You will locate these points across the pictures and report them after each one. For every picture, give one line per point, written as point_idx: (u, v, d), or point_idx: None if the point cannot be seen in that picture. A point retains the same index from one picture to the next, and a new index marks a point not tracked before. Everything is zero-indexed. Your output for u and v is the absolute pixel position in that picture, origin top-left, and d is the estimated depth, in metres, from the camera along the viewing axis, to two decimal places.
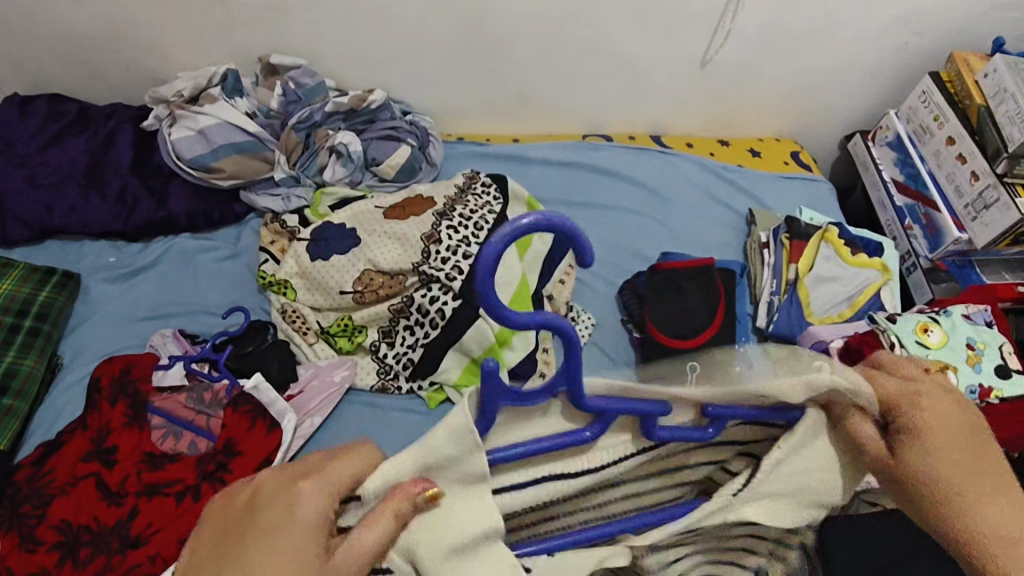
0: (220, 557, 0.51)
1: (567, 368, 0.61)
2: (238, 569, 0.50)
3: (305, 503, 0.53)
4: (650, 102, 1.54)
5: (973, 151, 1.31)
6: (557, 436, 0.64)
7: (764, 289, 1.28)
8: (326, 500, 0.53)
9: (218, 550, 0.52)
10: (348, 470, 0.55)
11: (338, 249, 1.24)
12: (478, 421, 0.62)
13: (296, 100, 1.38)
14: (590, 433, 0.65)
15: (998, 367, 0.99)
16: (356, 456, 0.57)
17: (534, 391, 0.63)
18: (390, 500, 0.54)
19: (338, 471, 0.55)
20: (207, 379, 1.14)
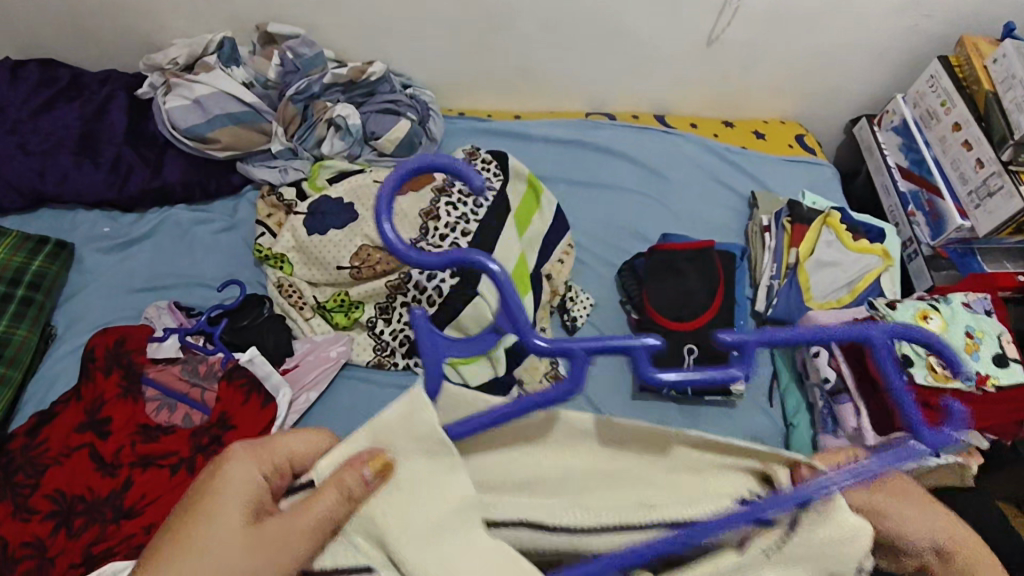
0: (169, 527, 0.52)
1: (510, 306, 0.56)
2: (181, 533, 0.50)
3: (229, 473, 0.53)
4: (655, 81, 1.52)
5: (978, 137, 1.30)
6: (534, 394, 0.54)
7: (764, 272, 1.29)
8: (254, 471, 0.54)
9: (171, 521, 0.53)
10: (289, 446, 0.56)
11: (335, 224, 1.22)
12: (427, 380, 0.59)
13: (294, 70, 1.35)
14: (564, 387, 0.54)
15: (995, 356, 0.99)
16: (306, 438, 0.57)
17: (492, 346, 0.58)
18: (336, 473, 0.50)
19: (284, 446, 0.55)
20: (201, 352, 1.13)
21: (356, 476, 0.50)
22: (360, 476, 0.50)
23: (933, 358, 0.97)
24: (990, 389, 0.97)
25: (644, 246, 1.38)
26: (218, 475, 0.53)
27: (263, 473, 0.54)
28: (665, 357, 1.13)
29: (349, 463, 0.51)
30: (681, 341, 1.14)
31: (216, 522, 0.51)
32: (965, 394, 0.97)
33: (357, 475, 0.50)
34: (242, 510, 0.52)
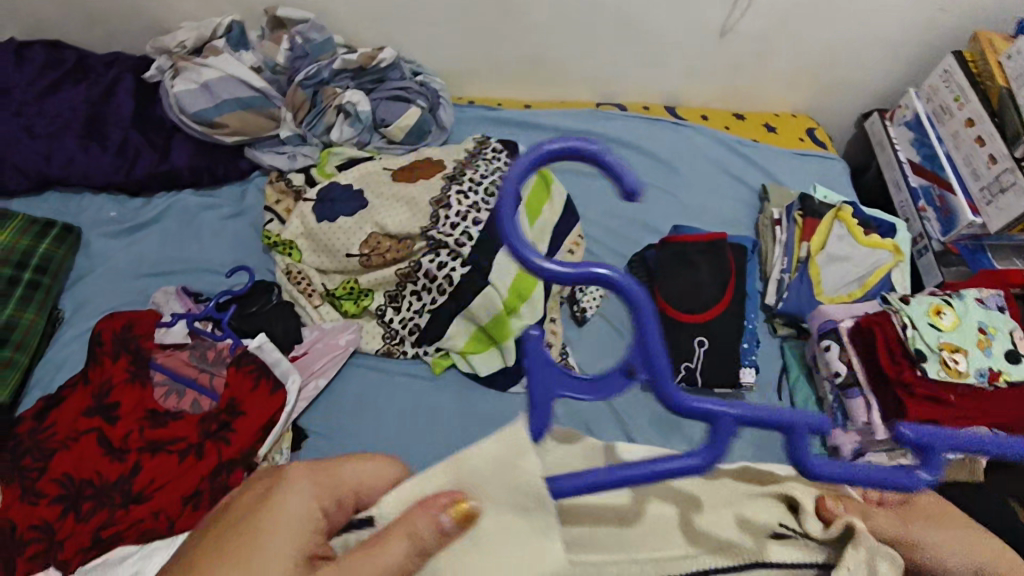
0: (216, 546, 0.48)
1: (644, 343, 0.52)
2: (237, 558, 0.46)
3: (287, 500, 0.49)
4: (666, 72, 1.51)
5: (991, 133, 1.29)
6: (659, 463, 0.51)
7: (775, 266, 1.28)
8: (314, 503, 0.50)
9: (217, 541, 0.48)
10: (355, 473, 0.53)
11: (344, 211, 1.21)
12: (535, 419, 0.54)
13: (304, 55, 1.33)
14: (696, 461, 0.51)
15: (1008, 352, 0.99)
16: (375, 463, 0.54)
17: None
18: (405, 523, 0.46)
19: (348, 475, 0.53)
20: (210, 338, 1.14)
21: (433, 520, 0.46)
22: (437, 521, 0.46)
23: (946, 353, 0.97)
24: (1001, 384, 0.97)
25: (655, 238, 1.37)
26: (276, 497, 0.50)
27: (323, 506, 0.50)
28: (676, 349, 1.14)
29: (425, 503, 0.47)
30: (692, 333, 1.15)
31: (269, 553, 0.47)
32: (976, 390, 0.97)
33: (433, 522, 0.46)
34: (297, 544, 0.47)
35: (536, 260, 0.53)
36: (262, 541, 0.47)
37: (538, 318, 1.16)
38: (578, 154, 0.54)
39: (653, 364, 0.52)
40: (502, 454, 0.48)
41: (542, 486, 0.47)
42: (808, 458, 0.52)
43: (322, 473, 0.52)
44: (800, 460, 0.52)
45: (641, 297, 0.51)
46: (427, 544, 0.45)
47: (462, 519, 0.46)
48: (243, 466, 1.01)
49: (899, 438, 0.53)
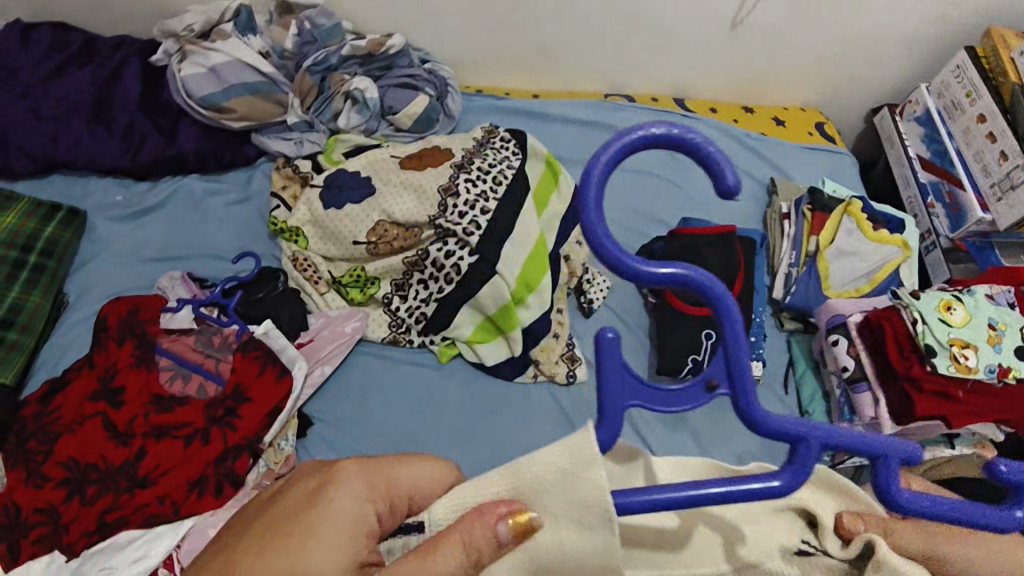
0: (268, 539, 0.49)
1: (728, 360, 0.56)
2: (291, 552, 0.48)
3: (340, 497, 0.50)
4: (676, 64, 1.50)
5: (1003, 130, 1.28)
6: (745, 481, 0.54)
7: (782, 260, 1.28)
8: (366, 503, 0.51)
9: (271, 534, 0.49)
10: (408, 476, 0.53)
11: (352, 198, 1.20)
12: (602, 429, 0.57)
13: (312, 41, 1.32)
14: (780, 483, 0.55)
15: (1017, 348, 0.99)
16: (426, 464, 0.55)
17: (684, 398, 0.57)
18: (461, 527, 0.47)
19: (400, 479, 0.53)
20: (216, 323, 1.13)
21: (490, 529, 0.47)
22: (494, 530, 0.47)
23: (956, 349, 0.96)
24: (1010, 381, 0.97)
25: (663, 230, 1.37)
26: (331, 494, 0.51)
27: (377, 509, 0.51)
28: (684, 340, 1.14)
29: (483, 510, 0.48)
30: (699, 326, 1.15)
31: (320, 556, 0.48)
32: (986, 386, 0.97)
33: (490, 532, 0.47)
34: (348, 547, 0.48)
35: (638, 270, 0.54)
36: (313, 539, 0.48)
37: (546, 308, 1.17)
38: (667, 141, 0.55)
39: (737, 380, 0.56)
40: (564, 464, 0.48)
41: (608, 500, 0.47)
42: (887, 482, 0.57)
43: (374, 473, 0.52)
44: (889, 489, 0.57)
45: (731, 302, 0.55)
46: (482, 553, 0.47)
47: (518, 530, 0.47)
48: (248, 452, 1.01)
49: (993, 474, 0.58)
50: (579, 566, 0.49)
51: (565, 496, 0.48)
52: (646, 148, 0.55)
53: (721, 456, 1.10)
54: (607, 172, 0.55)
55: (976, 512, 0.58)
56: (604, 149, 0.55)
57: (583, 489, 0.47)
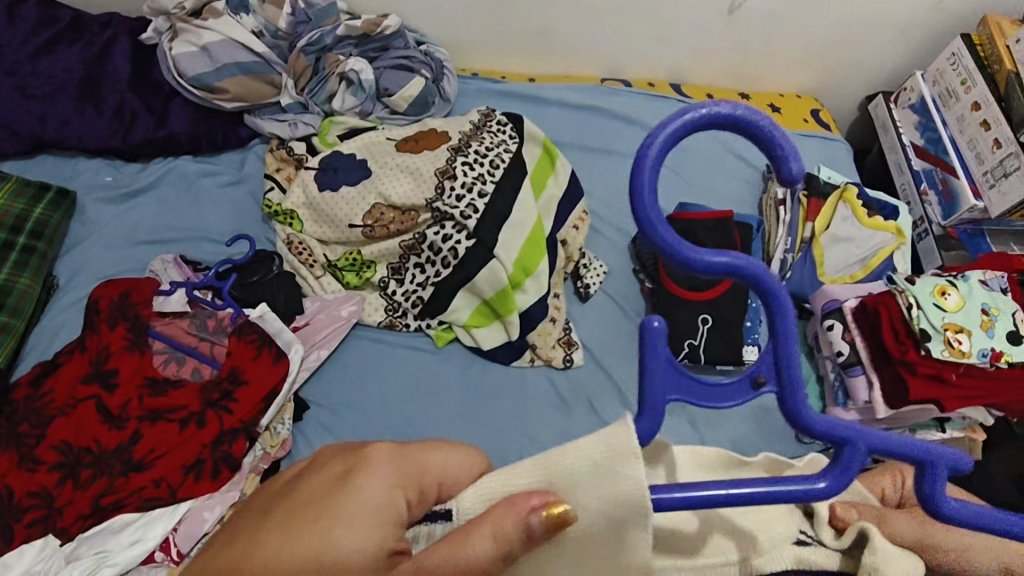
0: (300, 512, 0.48)
1: (775, 355, 0.58)
2: (321, 529, 0.47)
3: (371, 483, 0.50)
4: (673, 49, 1.49)
5: (997, 118, 1.29)
6: (792, 483, 0.55)
7: (778, 246, 1.25)
8: (397, 490, 0.50)
9: (301, 507, 0.49)
10: (437, 466, 0.52)
11: (348, 181, 1.20)
12: (642, 419, 0.59)
13: (307, 20, 1.30)
14: (824, 485, 0.55)
15: (1010, 333, 0.99)
16: (450, 454, 0.54)
17: (720, 391, 0.61)
18: (492, 515, 0.46)
19: (428, 466, 0.52)
20: (210, 306, 1.11)
21: (523, 520, 0.46)
22: (527, 521, 0.46)
23: (951, 334, 0.97)
24: (1003, 365, 0.97)
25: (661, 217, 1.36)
26: (362, 478, 0.50)
27: (407, 496, 0.50)
28: (681, 325, 1.14)
29: (516, 501, 0.47)
30: (697, 309, 1.15)
31: (350, 538, 0.47)
32: (978, 371, 0.97)
33: (522, 521, 0.46)
34: (376, 533, 0.48)
35: (690, 252, 0.55)
36: (342, 522, 0.48)
37: (544, 292, 1.16)
38: (727, 122, 0.55)
39: (786, 380, 0.57)
40: (598, 457, 0.48)
41: (644, 496, 0.47)
42: (932, 492, 0.57)
43: (406, 461, 0.52)
44: (933, 495, 0.57)
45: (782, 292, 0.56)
46: (514, 544, 0.46)
47: (553, 523, 0.46)
48: (244, 435, 1.00)
49: None
50: (587, 546, 0.49)
51: (570, 475, 0.48)
52: (706, 128, 0.55)
53: (717, 442, 1.11)
54: (668, 147, 0.55)
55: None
56: (661, 126, 0.54)
57: (613, 482, 0.47)
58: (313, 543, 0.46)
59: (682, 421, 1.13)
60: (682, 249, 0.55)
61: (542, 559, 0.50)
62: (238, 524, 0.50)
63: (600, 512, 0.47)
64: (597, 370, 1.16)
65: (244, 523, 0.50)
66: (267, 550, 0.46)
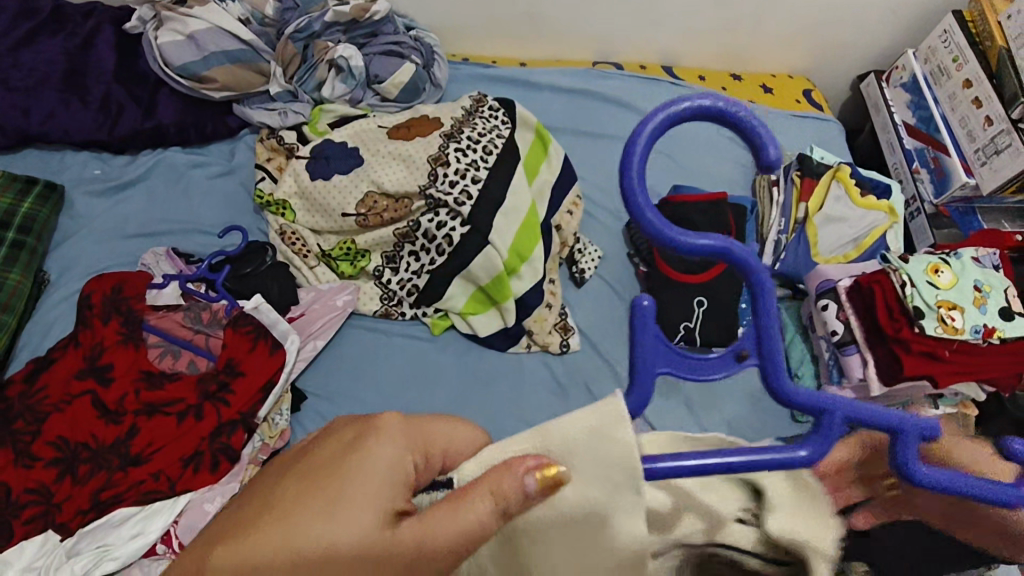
0: (308, 478, 0.48)
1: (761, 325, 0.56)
2: (329, 496, 0.47)
3: (380, 448, 0.49)
4: (665, 31, 1.48)
5: (989, 95, 1.29)
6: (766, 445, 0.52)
7: (772, 228, 1.28)
8: (406, 455, 0.50)
9: (310, 473, 0.48)
10: (441, 434, 0.52)
11: (340, 169, 1.18)
12: (633, 395, 0.58)
13: (293, 7, 1.30)
14: (805, 452, 0.52)
15: (1002, 309, 1.00)
16: (455, 423, 0.54)
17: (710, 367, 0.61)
18: (488, 480, 0.46)
19: (434, 433, 0.52)
20: (204, 299, 1.11)
21: (519, 482, 0.46)
22: (523, 483, 0.46)
23: (943, 311, 0.98)
24: (995, 341, 0.98)
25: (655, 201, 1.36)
26: (370, 444, 0.49)
27: (414, 460, 0.50)
28: (675, 308, 1.15)
29: (512, 464, 0.47)
30: (692, 292, 1.15)
31: (357, 504, 0.47)
32: (972, 347, 0.98)
33: (518, 485, 0.46)
34: (383, 497, 0.48)
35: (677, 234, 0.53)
36: (349, 489, 0.47)
37: (539, 278, 1.16)
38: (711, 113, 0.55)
39: (768, 351, 0.55)
40: (593, 424, 0.47)
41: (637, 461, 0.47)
42: (910, 461, 0.53)
43: (414, 429, 0.51)
44: (908, 465, 0.53)
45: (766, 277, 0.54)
46: (511, 505, 0.46)
47: (548, 485, 0.46)
48: (243, 427, 1.00)
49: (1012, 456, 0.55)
50: (584, 510, 0.48)
51: (568, 442, 0.48)
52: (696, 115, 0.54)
53: (713, 423, 1.12)
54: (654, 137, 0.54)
55: (1011, 496, 0.53)
56: (652, 114, 0.54)
57: (608, 449, 0.47)
58: (322, 510, 0.46)
59: (679, 404, 1.13)
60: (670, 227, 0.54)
61: (538, 523, 0.49)
62: (249, 487, 0.50)
63: (598, 478, 0.47)
64: (594, 355, 1.17)
65: (254, 487, 0.49)
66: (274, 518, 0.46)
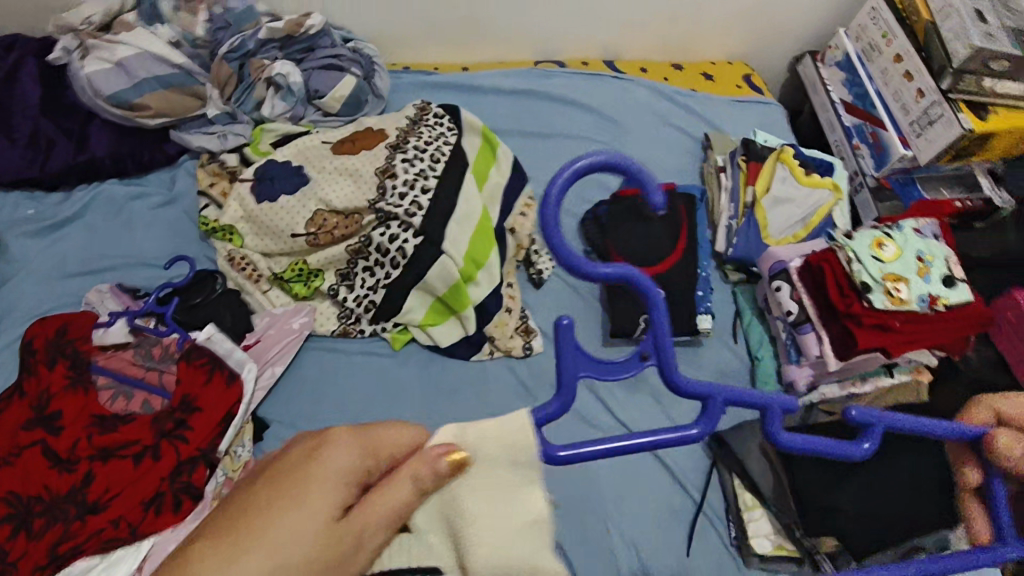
0: (261, 495, 0.46)
1: (654, 336, 0.63)
2: (285, 504, 0.45)
3: (334, 460, 0.48)
4: (604, 26, 1.49)
5: (919, 68, 1.33)
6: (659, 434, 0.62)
7: (722, 214, 1.29)
8: (359, 459, 0.48)
9: (265, 491, 0.46)
10: (389, 435, 0.50)
11: (286, 190, 1.16)
12: (550, 401, 0.64)
13: (225, 26, 1.27)
14: (696, 432, 0.63)
15: (944, 277, 1.03)
16: (402, 426, 0.51)
17: (620, 365, 0.67)
18: (409, 464, 0.47)
19: (382, 436, 0.50)
20: (154, 334, 1.07)
21: (433, 465, 0.47)
22: (438, 467, 0.47)
23: (889, 283, 1.00)
24: (940, 309, 1.01)
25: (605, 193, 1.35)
26: (320, 451, 0.48)
27: (366, 463, 0.49)
28: (633, 301, 1.16)
29: (430, 451, 0.48)
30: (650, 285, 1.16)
31: (311, 507, 0.45)
32: (919, 316, 1.00)
33: (433, 466, 0.47)
34: (336, 498, 0.46)
35: (582, 268, 0.59)
36: (302, 493, 0.46)
37: (496, 283, 1.16)
38: (616, 165, 0.60)
39: (663, 357, 0.63)
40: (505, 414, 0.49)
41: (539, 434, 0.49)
42: (776, 432, 0.65)
43: (366, 435, 0.49)
44: (772, 434, 0.65)
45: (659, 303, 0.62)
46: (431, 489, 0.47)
47: (457, 466, 0.48)
48: (204, 463, 0.97)
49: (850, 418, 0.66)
50: (493, 485, 0.49)
51: (485, 432, 0.49)
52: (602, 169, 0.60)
53: (681, 413, 1.12)
54: (569, 183, 0.59)
55: (844, 450, 0.66)
56: (567, 164, 0.59)
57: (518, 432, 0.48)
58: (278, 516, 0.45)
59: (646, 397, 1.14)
60: (579, 261, 0.59)
61: (460, 503, 0.49)
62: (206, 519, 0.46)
63: (509, 457, 0.49)
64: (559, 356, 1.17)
65: (211, 515, 0.46)
66: (231, 544, 0.44)
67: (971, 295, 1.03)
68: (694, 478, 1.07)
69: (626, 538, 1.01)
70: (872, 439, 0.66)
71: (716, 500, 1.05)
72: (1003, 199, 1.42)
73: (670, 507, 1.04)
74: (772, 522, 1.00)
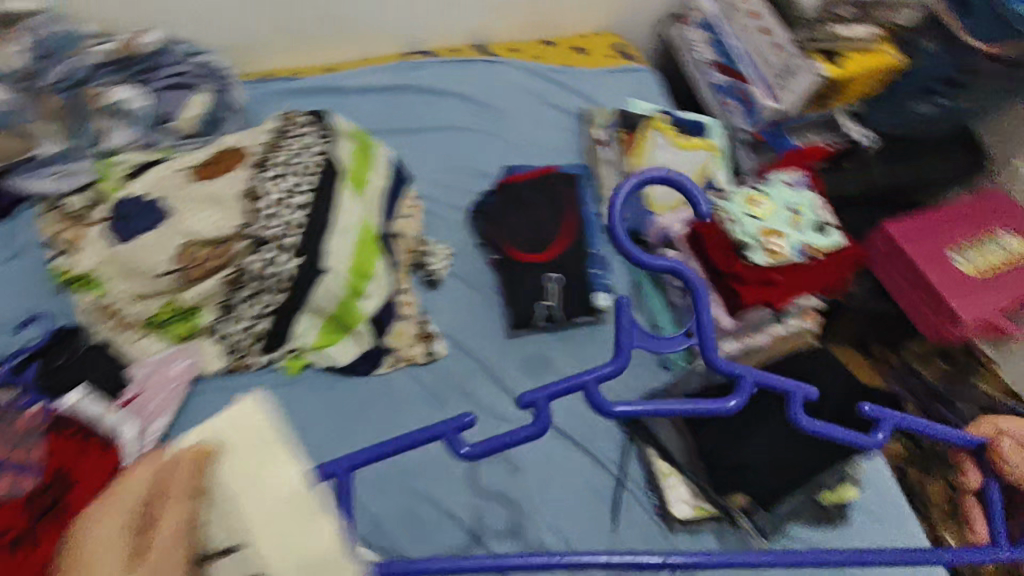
0: None
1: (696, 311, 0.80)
2: None
3: (88, 534, 0.47)
4: (467, 9, 1.45)
5: (773, 25, 1.37)
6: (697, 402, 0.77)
7: (606, 186, 1.26)
8: (115, 518, 0.48)
9: None
10: (131, 484, 0.50)
11: (142, 228, 1.04)
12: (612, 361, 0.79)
13: (48, 55, 1.16)
14: (732, 404, 0.77)
15: (817, 225, 1.05)
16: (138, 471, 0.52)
17: (663, 343, 0.84)
18: (159, 483, 0.50)
19: (123, 489, 0.50)
20: (15, 407, 0.96)
21: (180, 469, 0.51)
22: (183, 467, 0.51)
23: (767, 239, 1.01)
24: (817, 256, 1.03)
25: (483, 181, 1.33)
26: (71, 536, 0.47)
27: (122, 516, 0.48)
28: (529, 290, 1.15)
29: (171, 462, 0.51)
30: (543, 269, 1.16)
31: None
32: (798, 266, 1.02)
33: (184, 467, 0.51)
34: (109, 554, 0.46)
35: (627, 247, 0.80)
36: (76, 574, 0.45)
37: (386, 294, 1.11)
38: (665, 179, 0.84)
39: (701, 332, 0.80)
40: (225, 415, 0.54)
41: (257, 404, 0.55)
42: (798, 416, 0.78)
43: (105, 501, 0.49)
44: (795, 416, 0.78)
45: (696, 280, 0.81)
46: (191, 487, 0.51)
47: (204, 457, 0.52)
48: None
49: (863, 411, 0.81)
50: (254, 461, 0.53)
51: (219, 427, 0.54)
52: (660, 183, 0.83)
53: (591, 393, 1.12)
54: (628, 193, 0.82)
55: (852, 438, 0.79)
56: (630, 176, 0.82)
57: (241, 416, 0.54)
58: None
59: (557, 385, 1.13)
60: (628, 247, 0.80)
61: (235, 493, 0.51)
62: None
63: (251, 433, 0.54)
64: (463, 356, 1.14)
65: None
66: None
67: (844, 240, 1.06)
68: (611, 455, 1.08)
69: (551, 526, 1.01)
70: (884, 430, 0.81)
71: (637, 472, 1.06)
72: (868, 138, 1.53)
73: (592, 487, 1.05)
74: (687, 486, 1.02)
